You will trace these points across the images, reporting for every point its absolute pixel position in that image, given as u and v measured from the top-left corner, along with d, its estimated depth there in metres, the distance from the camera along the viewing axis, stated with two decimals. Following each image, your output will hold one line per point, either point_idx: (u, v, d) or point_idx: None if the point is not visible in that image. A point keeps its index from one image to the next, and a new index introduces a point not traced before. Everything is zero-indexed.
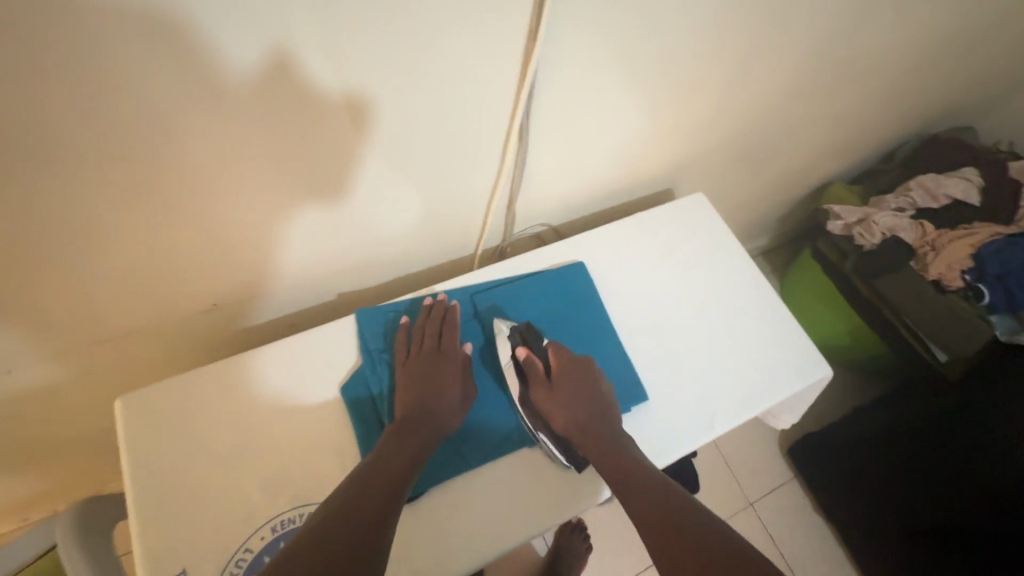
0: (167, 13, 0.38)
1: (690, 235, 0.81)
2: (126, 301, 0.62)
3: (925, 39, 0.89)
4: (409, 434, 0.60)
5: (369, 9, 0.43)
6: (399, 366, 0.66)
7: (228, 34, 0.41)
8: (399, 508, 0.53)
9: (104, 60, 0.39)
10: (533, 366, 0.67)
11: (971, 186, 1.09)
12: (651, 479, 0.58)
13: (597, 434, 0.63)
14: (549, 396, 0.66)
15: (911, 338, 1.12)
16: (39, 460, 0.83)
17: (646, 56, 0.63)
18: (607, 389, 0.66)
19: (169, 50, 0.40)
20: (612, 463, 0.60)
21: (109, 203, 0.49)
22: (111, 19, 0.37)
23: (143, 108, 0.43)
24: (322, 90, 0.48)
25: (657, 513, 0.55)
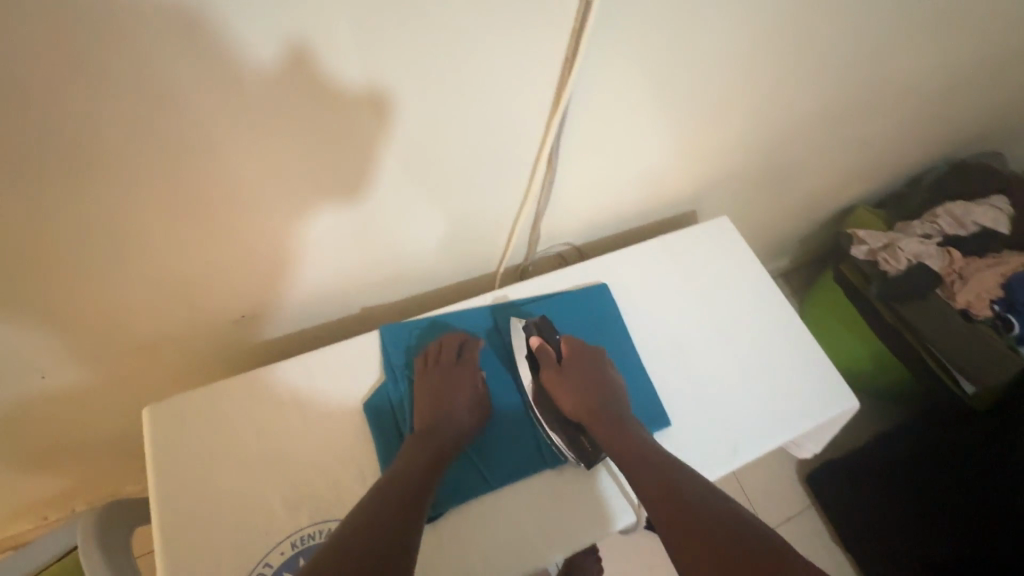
0: (213, 32, 0.39)
1: (715, 259, 0.80)
2: (159, 308, 0.63)
3: (954, 65, 0.88)
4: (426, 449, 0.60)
5: (409, 31, 0.45)
6: (417, 380, 0.67)
7: (274, 52, 0.42)
8: (414, 525, 0.52)
9: (152, 75, 0.40)
10: (545, 353, 0.70)
11: (1000, 214, 1.08)
12: (654, 455, 0.60)
13: (605, 413, 0.65)
14: (554, 379, 0.68)
15: (937, 368, 1.07)
16: (64, 460, 0.84)
17: (675, 81, 0.64)
18: (613, 377, 0.69)
19: (212, 67, 0.42)
20: (618, 444, 0.62)
21: (151, 212, 0.51)
22: (161, 37, 0.38)
23: (185, 122, 0.45)
24: (358, 107, 0.50)
25: (658, 490, 0.56)
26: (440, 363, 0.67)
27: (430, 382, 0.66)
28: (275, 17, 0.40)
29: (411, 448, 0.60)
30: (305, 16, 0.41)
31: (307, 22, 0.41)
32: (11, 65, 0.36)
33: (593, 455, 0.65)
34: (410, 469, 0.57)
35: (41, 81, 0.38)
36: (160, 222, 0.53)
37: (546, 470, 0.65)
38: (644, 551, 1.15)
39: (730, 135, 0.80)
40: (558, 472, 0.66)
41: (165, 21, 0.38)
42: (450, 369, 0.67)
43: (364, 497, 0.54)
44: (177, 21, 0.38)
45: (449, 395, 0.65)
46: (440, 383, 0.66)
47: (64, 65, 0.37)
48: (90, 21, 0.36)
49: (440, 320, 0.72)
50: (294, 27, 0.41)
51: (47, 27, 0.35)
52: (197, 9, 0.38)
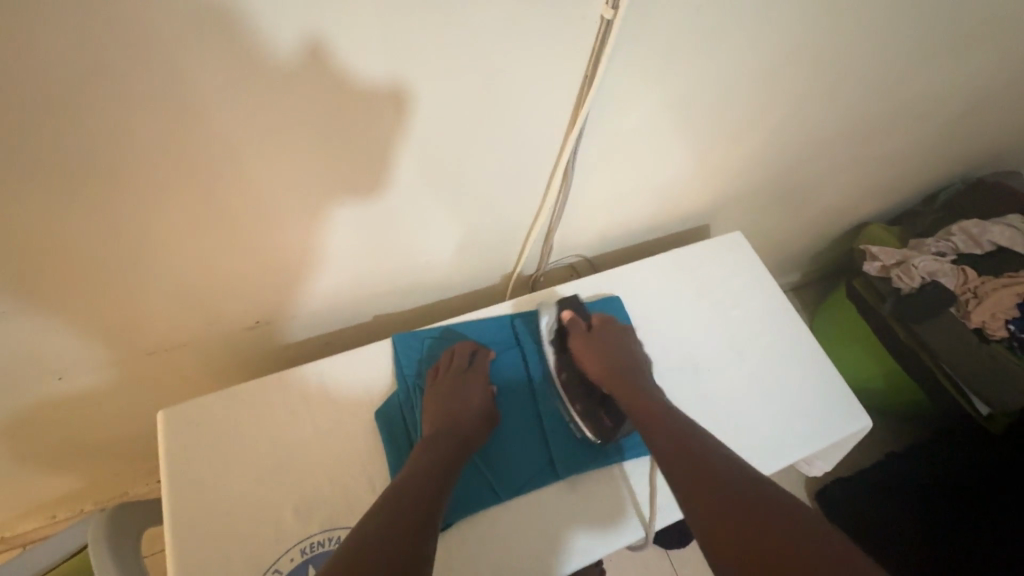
0: (245, 43, 0.41)
1: (729, 274, 0.80)
2: (176, 312, 0.64)
3: (971, 85, 0.88)
4: (437, 448, 0.61)
5: (430, 43, 0.46)
6: (428, 387, 0.67)
7: (298, 61, 0.43)
8: (433, 524, 0.53)
9: (181, 83, 0.42)
10: (575, 323, 0.72)
11: (1017, 233, 1.06)
12: (666, 415, 0.62)
13: (625, 377, 0.67)
14: (581, 344, 0.71)
15: (953, 390, 1.06)
16: (75, 460, 0.85)
17: (692, 97, 0.65)
18: (638, 351, 0.71)
19: (241, 75, 0.43)
20: (637, 407, 0.64)
21: (171, 216, 0.52)
22: (193, 45, 0.39)
23: (210, 127, 0.46)
24: (377, 116, 0.50)
25: (669, 441, 0.59)
26: (451, 373, 0.68)
27: (438, 393, 0.66)
28: (304, 28, 0.41)
29: (422, 450, 0.60)
30: (329, 27, 0.42)
31: (335, 36, 0.42)
32: (49, 70, 0.37)
33: (611, 432, 0.68)
34: (425, 472, 0.58)
35: (75, 85, 0.39)
36: (180, 227, 0.54)
37: (557, 483, 0.65)
38: (649, 566, 1.14)
39: (745, 151, 0.80)
40: (571, 487, 0.65)
41: (199, 31, 0.39)
42: (462, 379, 0.67)
43: (381, 498, 0.54)
44: (208, 30, 0.39)
45: (461, 401, 0.65)
46: (454, 388, 0.66)
47: (99, 70, 0.39)
48: (128, 30, 0.37)
49: (450, 331, 0.73)
50: (323, 42, 0.43)
51: (85, 34, 0.36)
52: (229, 19, 0.39)
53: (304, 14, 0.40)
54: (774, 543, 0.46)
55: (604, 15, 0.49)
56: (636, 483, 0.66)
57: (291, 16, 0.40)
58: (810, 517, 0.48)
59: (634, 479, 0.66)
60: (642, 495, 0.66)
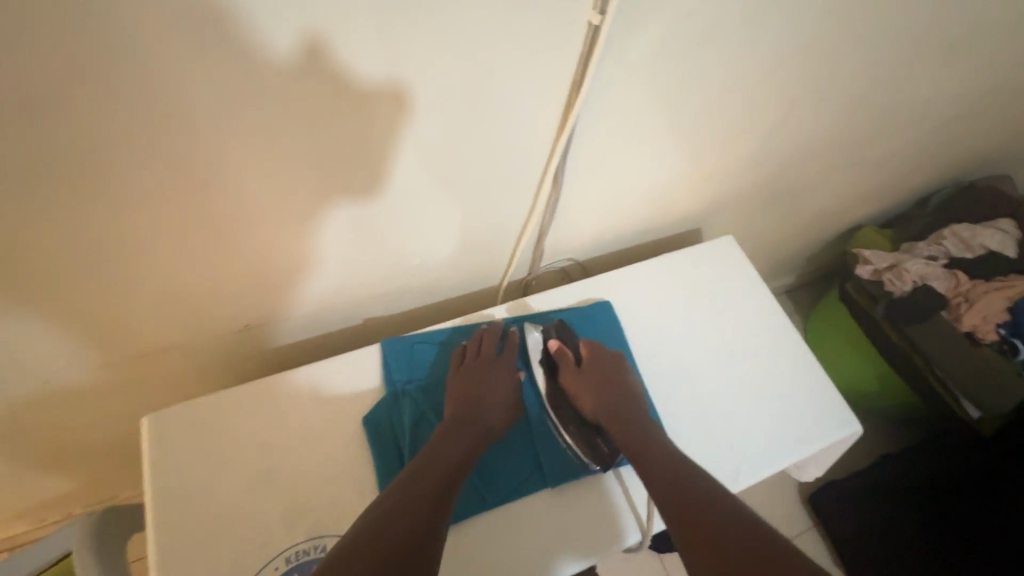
0: (231, 46, 0.40)
1: (721, 278, 0.80)
2: (163, 316, 0.64)
3: (964, 89, 0.88)
4: (458, 433, 0.62)
5: (428, 43, 0.45)
6: (454, 371, 0.68)
7: (293, 61, 0.43)
8: (444, 521, 0.53)
9: (167, 87, 0.41)
10: (563, 355, 0.72)
11: (1008, 238, 1.08)
12: (659, 446, 0.62)
13: (618, 411, 0.66)
14: (572, 381, 0.71)
15: (941, 389, 1.06)
16: (61, 464, 0.84)
17: (683, 102, 0.65)
18: (633, 382, 0.69)
19: (228, 78, 0.42)
20: (627, 442, 0.63)
21: (155, 220, 0.51)
22: (178, 48, 0.39)
23: (194, 130, 0.45)
24: (373, 116, 0.50)
25: (663, 463, 0.59)
26: (481, 360, 0.69)
27: (462, 379, 0.67)
28: (300, 28, 0.41)
29: (442, 433, 0.61)
30: (331, 23, 0.41)
31: (337, 32, 0.42)
32: (28, 75, 0.37)
33: (610, 458, 0.66)
34: (444, 455, 0.59)
35: (58, 90, 0.38)
36: (165, 232, 0.53)
37: (548, 490, 0.65)
38: (640, 569, 1.14)
39: (739, 154, 0.80)
40: (561, 495, 0.65)
41: (185, 35, 0.38)
42: (492, 368, 0.68)
43: (398, 482, 0.55)
44: (198, 32, 0.38)
45: (484, 391, 0.66)
46: (478, 376, 0.67)
47: (81, 74, 0.38)
48: (113, 33, 0.37)
49: (439, 335, 0.72)
50: (322, 38, 0.42)
51: (66, 38, 0.36)
52: (213, 23, 0.38)
53: (291, 18, 0.40)
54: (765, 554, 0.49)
55: (592, 21, 0.49)
56: (624, 490, 0.66)
57: (291, 13, 0.39)
58: (810, 562, 0.49)
59: (630, 484, 0.66)
60: (638, 499, 0.66)
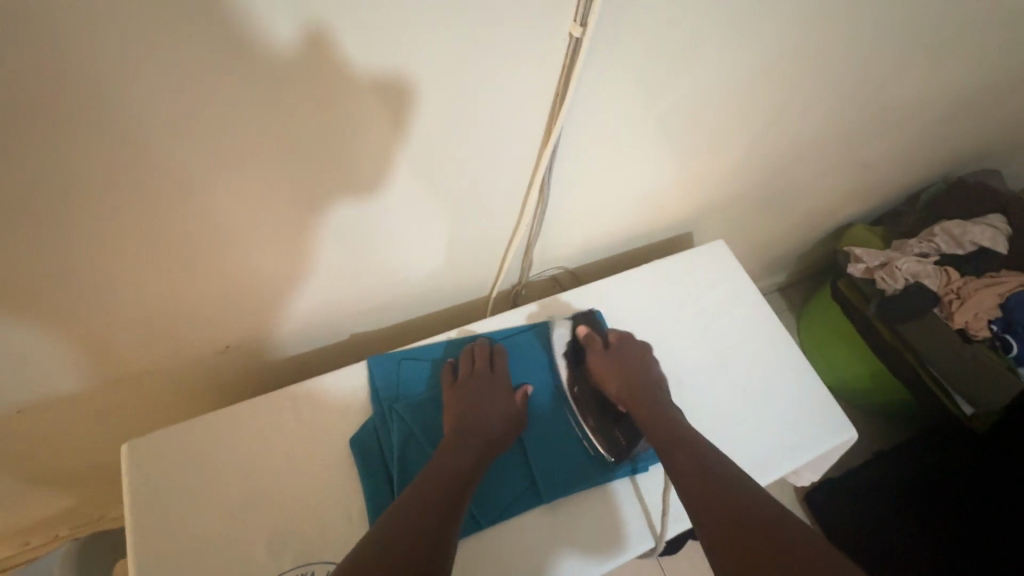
0: (199, 61, 0.38)
1: (712, 283, 0.80)
2: (142, 339, 0.62)
3: (952, 86, 0.88)
4: (466, 444, 0.60)
5: (423, 42, 0.43)
6: (449, 387, 0.67)
7: (276, 73, 0.41)
8: (455, 533, 0.51)
9: (132, 107, 0.39)
10: (591, 340, 0.72)
11: (998, 233, 1.07)
12: (683, 431, 0.61)
13: (645, 393, 0.66)
14: (601, 361, 0.70)
15: (934, 386, 1.05)
16: (44, 489, 0.82)
17: (669, 107, 0.64)
18: (657, 372, 0.69)
19: (196, 95, 0.40)
20: (652, 418, 0.63)
21: (130, 245, 0.50)
22: (141, 65, 0.37)
23: (164, 150, 0.43)
24: (360, 126, 0.49)
25: (687, 455, 0.58)
26: (477, 369, 0.68)
27: (462, 389, 0.66)
28: (299, 21, 0.39)
29: (449, 445, 0.60)
30: (331, 11, 0.39)
31: (339, 22, 0.40)
32: None
33: (626, 451, 0.67)
34: (452, 465, 0.57)
35: (23, 116, 0.37)
36: (140, 254, 0.52)
37: (541, 505, 0.64)
38: (639, 571, 1.14)
39: (727, 159, 0.80)
40: (555, 513, 0.64)
41: (148, 51, 0.37)
42: (489, 377, 0.67)
43: (407, 492, 0.54)
44: (173, 46, 0.37)
45: (484, 401, 0.65)
46: (479, 389, 0.66)
47: (44, 98, 0.36)
48: (80, 54, 0.35)
49: (426, 351, 0.71)
50: (325, 30, 0.40)
51: (20, 60, 0.34)
52: (177, 38, 0.37)
53: (276, 18, 0.38)
54: (788, 539, 0.47)
55: (572, 33, 0.48)
56: (629, 501, 0.66)
57: (278, 15, 0.38)
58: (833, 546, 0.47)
59: (646, 489, 0.66)
60: (652, 504, 0.66)
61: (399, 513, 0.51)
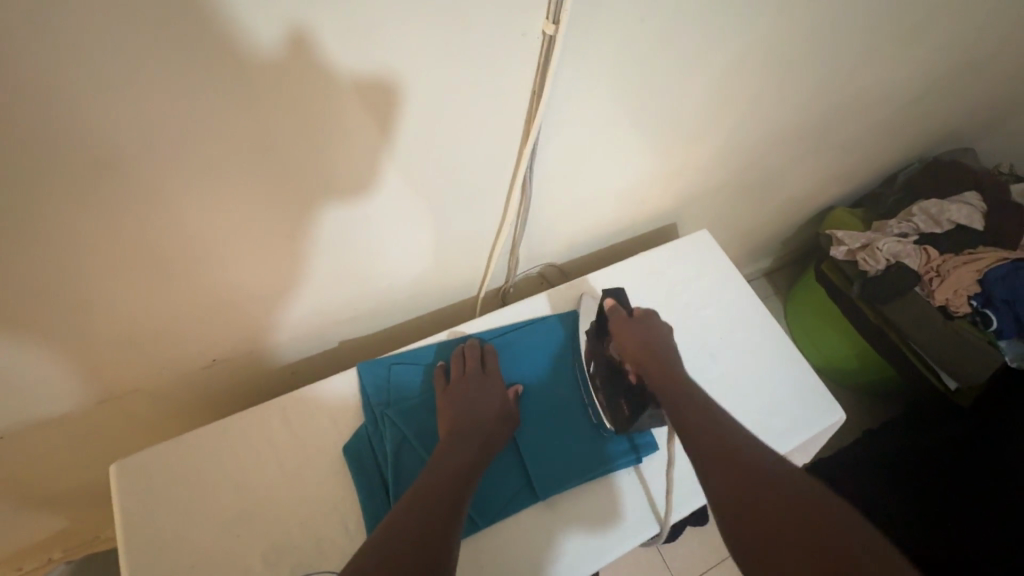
0: (171, 71, 0.38)
1: (699, 273, 0.80)
2: (127, 356, 0.61)
3: (923, 68, 0.89)
4: (462, 445, 0.60)
5: (402, 42, 0.43)
6: (442, 389, 0.66)
7: (253, 82, 0.41)
8: (455, 534, 0.51)
9: (102, 121, 0.39)
10: (616, 310, 0.72)
11: (974, 211, 1.09)
12: (698, 401, 0.60)
13: (659, 362, 0.65)
14: (621, 328, 0.70)
15: (918, 362, 1.09)
16: (32, 514, 0.80)
17: (650, 99, 0.64)
18: (675, 348, 0.68)
19: (168, 106, 0.40)
20: (664, 387, 0.63)
21: (110, 263, 0.49)
22: (111, 79, 0.36)
23: (138, 164, 0.42)
24: (349, 131, 0.48)
25: (700, 423, 0.57)
26: (469, 371, 0.67)
27: (454, 392, 0.65)
28: (275, 28, 0.38)
29: (445, 448, 0.60)
30: (310, 14, 0.38)
31: (319, 25, 0.39)
32: None
33: (626, 422, 0.66)
34: (449, 467, 0.57)
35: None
36: (116, 272, 0.51)
37: (536, 504, 0.64)
38: (639, 562, 1.15)
39: (707, 148, 0.80)
40: (552, 509, 0.64)
41: (116, 63, 0.36)
42: (479, 378, 0.67)
43: (407, 496, 0.54)
44: (147, 61, 0.36)
45: (476, 403, 0.64)
46: (470, 390, 0.65)
47: (15, 120, 0.36)
48: (51, 72, 0.35)
49: (418, 354, 0.71)
50: (305, 33, 0.39)
51: None
52: (147, 50, 0.36)
53: (252, 24, 0.37)
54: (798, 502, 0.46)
55: (545, 31, 0.48)
56: (628, 494, 0.66)
57: (253, 22, 0.37)
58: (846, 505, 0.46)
59: (649, 475, 0.67)
60: (657, 489, 0.67)
61: (396, 518, 0.51)
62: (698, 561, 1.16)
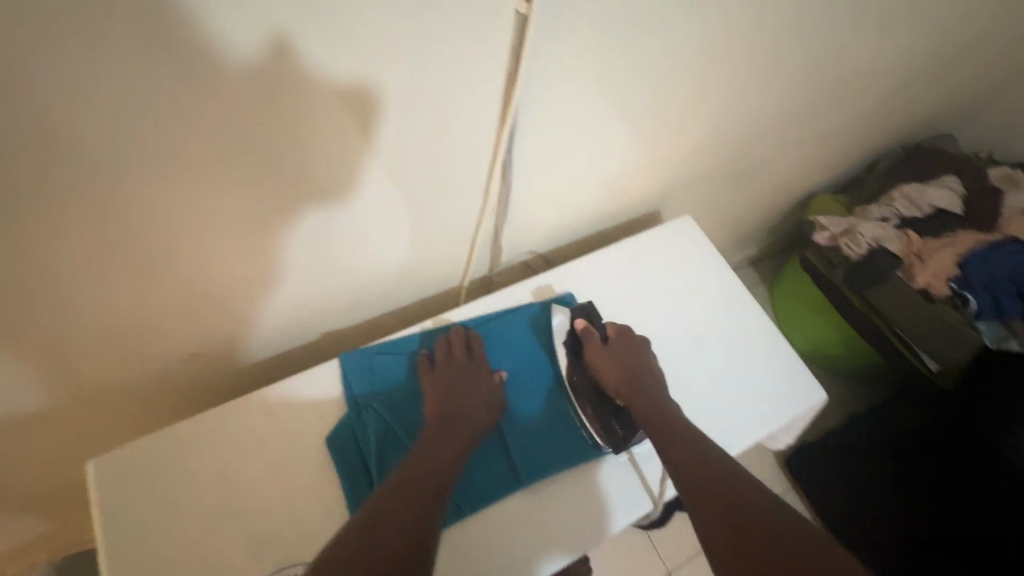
0: (135, 61, 0.36)
1: (683, 259, 0.80)
2: (102, 353, 0.60)
3: (905, 52, 0.89)
4: (446, 434, 0.60)
5: (374, 26, 0.42)
6: (426, 377, 0.66)
7: (218, 68, 0.39)
8: (434, 529, 0.51)
9: (64, 115, 0.37)
10: (590, 333, 0.71)
11: (953, 195, 1.11)
12: (687, 433, 0.61)
13: (642, 389, 0.65)
14: (600, 355, 0.69)
15: (899, 344, 1.10)
16: (12, 515, 0.79)
17: (632, 85, 0.63)
18: (655, 368, 0.68)
19: (134, 99, 0.38)
20: (652, 419, 0.63)
21: (81, 259, 0.48)
22: (72, 70, 0.35)
23: (105, 159, 0.41)
24: (324, 118, 0.47)
25: (691, 460, 0.57)
26: (456, 357, 0.67)
27: (440, 377, 0.66)
28: (239, 12, 0.37)
29: (427, 438, 0.59)
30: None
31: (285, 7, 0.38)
32: None
33: (625, 441, 0.66)
34: (431, 459, 0.57)
35: None
36: (89, 269, 0.49)
37: (521, 491, 0.64)
38: (629, 547, 1.16)
39: (691, 134, 0.80)
40: (537, 496, 0.64)
41: (76, 54, 0.35)
42: (466, 365, 0.67)
43: (386, 484, 0.53)
44: (104, 48, 0.35)
45: (461, 392, 0.64)
46: (455, 379, 0.65)
47: None
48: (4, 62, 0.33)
49: (402, 343, 0.70)
50: (270, 16, 0.38)
51: None
52: (103, 35, 0.34)
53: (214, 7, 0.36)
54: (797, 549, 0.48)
55: (519, 10, 0.46)
56: (614, 478, 0.66)
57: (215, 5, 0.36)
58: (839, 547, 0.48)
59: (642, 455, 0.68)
60: (651, 470, 0.67)
61: (373, 510, 0.50)
62: (689, 545, 1.17)
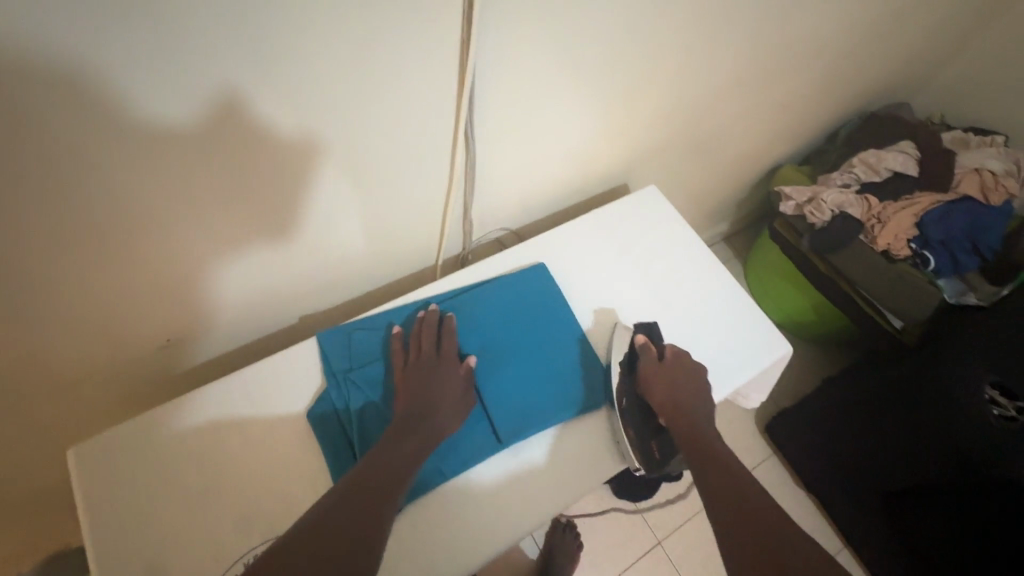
0: (83, 66, 0.38)
1: (650, 227, 0.83)
2: (72, 346, 0.59)
3: (852, 18, 0.92)
4: (408, 433, 0.60)
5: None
6: (400, 370, 0.66)
7: (162, 38, 0.39)
8: (388, 518, 0.52)
9: (20, 128, 0.39)
10: (648, 350, 0.70)
11: (909, 159, 1.15)
12: (723, 457, 0.60)
13: (687, 412, 0.65)
14: (652, 372, 0.68)
15: (864, 305, 1.16)
16: None
17: (587, 55, 0.64)
18: (704, 392, 0.67)
19: (89, 93, 0.39)
20: (688, 439, 0.62)
21: (46, 246, 0.48)
22: (24, 61, 0.36)
23: (70, 155, 0.42)
24: (278, 87, 0.47)
25: (731, 492, 0.56)
26: (425, 353, 0.67)
27: (410, 372, 0.65)
28: None
29: (391, 434, 0.59)
30: None
31: None
32: None
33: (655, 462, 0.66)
34: (393, 454, 0.57)
35: None
36: (59, 260, 0.50)
37: (503, 450, 0.66)
38: (617, 517, 1.19)
39: (647, 108, 0.82)
40: (517, 454, 0.67)
41: (24, 68, 0.36)
42: (435, 362, 0.66)
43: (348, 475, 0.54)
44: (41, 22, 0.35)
45: (430, 389, 0.63)
46: (426, 379, 0.64)
47: None
48: None
49: (378, 319, 0.71)
50: None
51: None
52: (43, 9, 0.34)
53: None
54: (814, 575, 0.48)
55: None
56: (597, 439, 0.69)
57: None
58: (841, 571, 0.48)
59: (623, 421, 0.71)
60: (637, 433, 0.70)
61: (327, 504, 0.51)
62: (676, 512, 1.20)
